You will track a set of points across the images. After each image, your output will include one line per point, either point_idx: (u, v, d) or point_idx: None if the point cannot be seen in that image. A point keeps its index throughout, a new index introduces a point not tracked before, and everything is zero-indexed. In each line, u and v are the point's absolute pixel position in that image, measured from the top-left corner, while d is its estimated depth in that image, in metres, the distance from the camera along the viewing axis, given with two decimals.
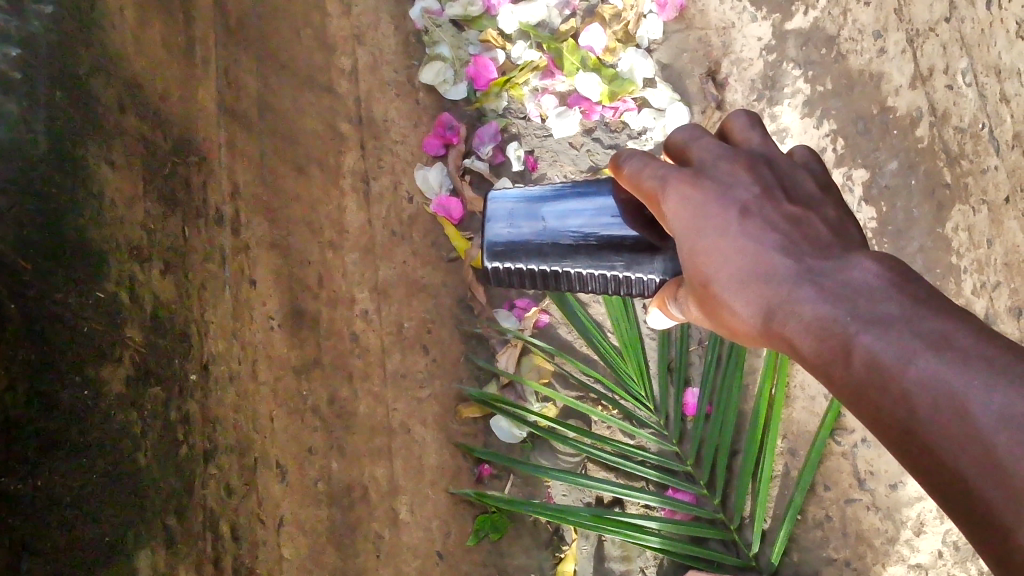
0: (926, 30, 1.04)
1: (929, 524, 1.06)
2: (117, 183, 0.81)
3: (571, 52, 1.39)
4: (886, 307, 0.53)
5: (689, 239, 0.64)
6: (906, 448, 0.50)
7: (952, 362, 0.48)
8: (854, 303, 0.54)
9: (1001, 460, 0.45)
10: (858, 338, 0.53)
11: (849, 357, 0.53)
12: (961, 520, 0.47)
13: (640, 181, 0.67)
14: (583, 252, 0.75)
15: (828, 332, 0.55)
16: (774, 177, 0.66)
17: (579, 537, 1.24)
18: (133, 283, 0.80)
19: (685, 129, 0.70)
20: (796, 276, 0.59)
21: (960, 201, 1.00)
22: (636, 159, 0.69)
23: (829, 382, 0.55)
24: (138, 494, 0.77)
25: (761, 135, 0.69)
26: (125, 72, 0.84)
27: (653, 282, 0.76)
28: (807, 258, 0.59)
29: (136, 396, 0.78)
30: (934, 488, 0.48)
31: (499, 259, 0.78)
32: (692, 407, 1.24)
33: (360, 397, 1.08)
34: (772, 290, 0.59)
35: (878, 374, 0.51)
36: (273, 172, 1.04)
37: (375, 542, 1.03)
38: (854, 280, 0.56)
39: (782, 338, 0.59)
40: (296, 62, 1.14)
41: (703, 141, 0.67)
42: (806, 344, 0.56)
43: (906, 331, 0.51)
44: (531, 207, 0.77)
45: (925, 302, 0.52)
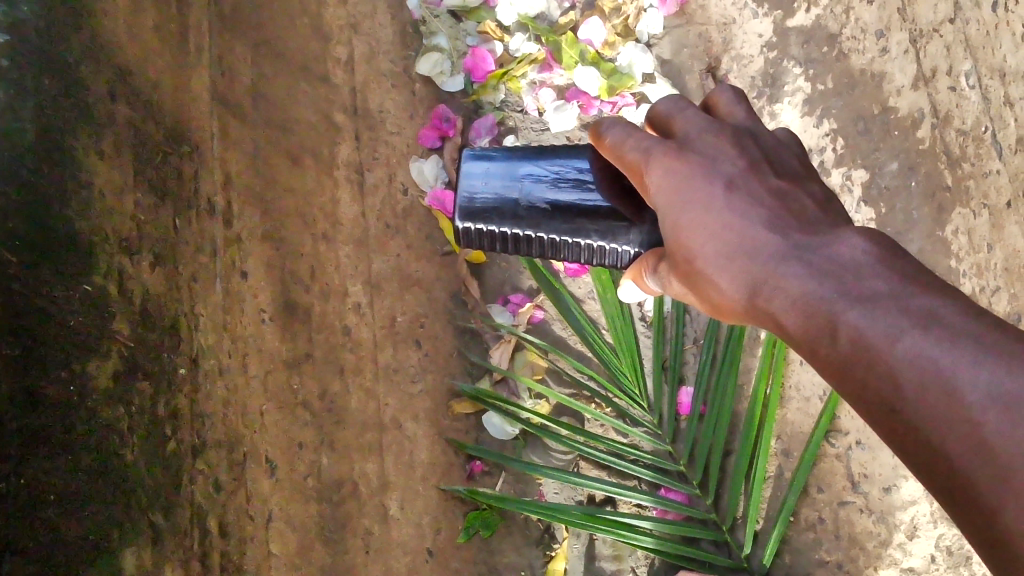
0: (930, 31, 1.02)
1: (923, 528, 1.04)
2: (105, 173, 0.79)
3: (570, 45, 1.37)
4: (874, 283, 0.55)
5: (673, 213, 0.65)
6: (893, 427, 0.52)
7: (940, 339, 0.50)
8: (841, 279, 0.56)
9: (987, 437, 0.47)
10: (844, 315, 0.55)
11: (835, 333, 0.55)
12: (947, 494, 0.49)
13: (624, 152, 0.69)
14: (557, 217, 0.78)
15: (814, 310, 0.56)
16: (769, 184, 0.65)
17: (569, 536, 1.24)
18: (121, 275, 0.79)
19: (670, 100, 0.72)
20: (782, 252, 0.60)
21: (961, 204, 0.99)
22: (619, 129, 0.71)
23: (815, 359, 0.57)
24: (123, 491, 0.75)
25: (746, 110, 0.72)
26: (114, 59, 0.82)
27: (627, 256, 0.78)
28: (792, 234, 0.61)
29: (122, 390, 0.77)
30: (920, 464, 0.50)
31: (472, 218, 0.80)
32: (686, 405, 1.24)
33: (352, 392, 1.07)
34: (758, 266, 0.61)
35: (865, 351, 0.53)
36: (267, 163, 1.02)
37: (365, 539, 1.02)
38: (841, 257, 0.58)
39: (769, 315, 0.60)
40: (292, 50, 1.12)
41: (687, 113, 0.70)
42: (793, 321, 0.58)
43: (894, 307, 0.53)
44: (508, 170, 0.79)
45: (910, 279, 0.54)
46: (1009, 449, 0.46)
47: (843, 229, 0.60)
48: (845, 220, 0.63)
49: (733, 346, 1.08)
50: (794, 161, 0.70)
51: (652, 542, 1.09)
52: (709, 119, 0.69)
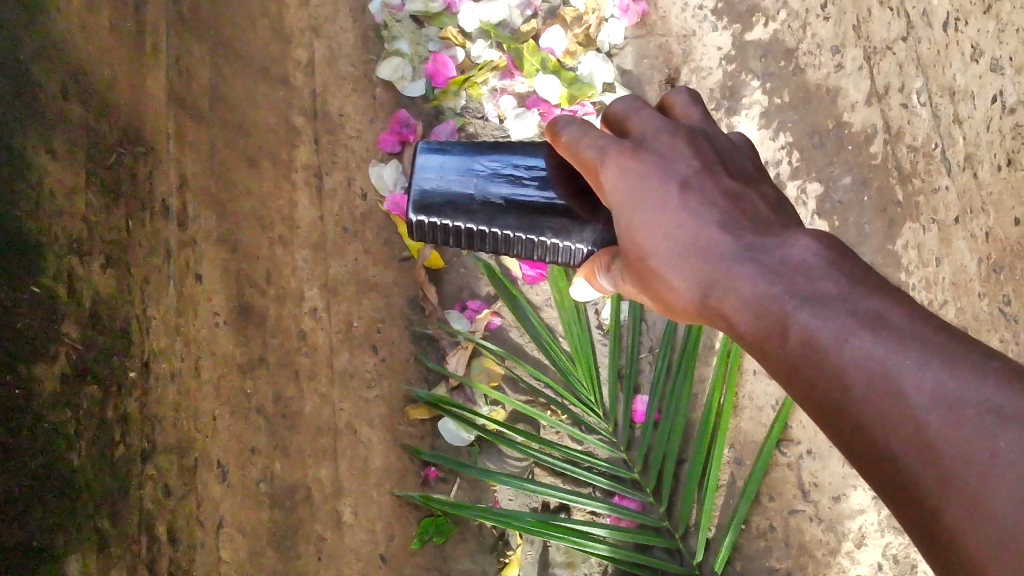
0: (884, 48, 1.04)
1: (870, 536, 1.07)
2: (57, 173, 0.78)
3: (531, 53, 1.38)
4: (824, 286, 0.56)
5: (628, 212, 0.67)
6: (839, 427, 0.53)
7: (887, 341, 0.51)
8: (792, 281, 0.58)
9: (929, 436, 0.48)
10: (794, 316, 0.56)
11: (786, 333, 0.57)
12: (890, 494, 0.50)
13: (579, 150, 0.71)
14: (512, 213, 0.80)
15: (766, 309, 0.58)
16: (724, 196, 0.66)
17: (523, 543, 1.24)
18: (71, 278, 0.78)
19: (626, 99, 0.74)
20: (734, 252, 0.62)
21: (911, 220, 1.01)
22: (576, 127, 0.72)
23: (766, 358, 0.59)
24: (70, 497, 0.76)
25: (701, 112, 0.75)
26: (69, 58, 0.81)
27: (580, 253, 0.81)
28: (744, 234, 0.63)
29: (70, 395, 0.77)
30: (865, 464, 0.51)
31: (427, 211, 0.82)
32: (641, 413, 1.25)
33: (307, 397, 1.06)
34: (710, 266, 0.63)
35: (814, 352, 0.54)
36: (224, 165, 1.01)
37: (316, 545, 1.01)
38: (793, 259, 0.59)
39: (719, 313, 0.63)
40: (252, 52, 1.11)
41: (643, 114, 0.72)
42: (743, 320, 0.60)
43: (843, 309, 0.54)
44: (463, 165, 0.82)
45: (860, 283, 0.56)
46: (950, 447, 0.47)
47: (795, 231, 0.62)
48: (796, 220, 0.66)
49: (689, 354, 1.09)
50: (748, 175, 0.71)
51: (606, 549, 1.09)
52: (664, 120, 0.71)
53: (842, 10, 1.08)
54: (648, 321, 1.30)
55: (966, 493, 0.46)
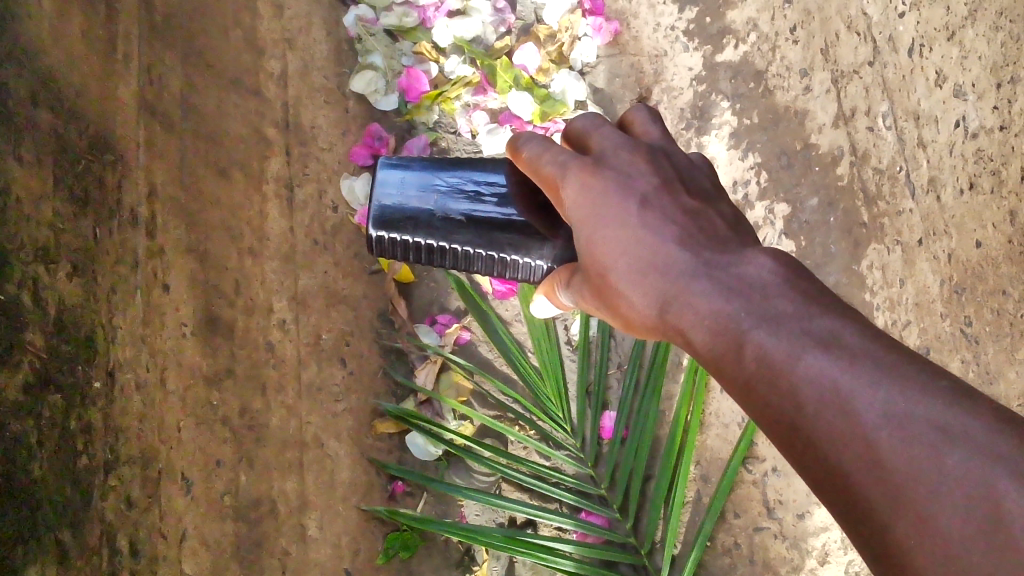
0: (850, 72, 1.05)
1: (834, 554, 1.08)
2: (25, 180, 0.77)
3: (505, 69, 1.39)
4: (779, 304, 0.58)
5: (587, 227, 0.68)
6: (791, 443, 0.54)
7: (840, 360, 0.52)
8: (748, 298, 0.59)
9: (880, 453, 0.49)
10: (750, 333, 0.57)
11: (741, 350, 0.57)
12: (839, 510, 0.51)
13: (540, 166, 0.72)
14: (472, 229, 0.81)
15: (721, 326, 0.59)
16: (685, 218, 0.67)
17: (490, 558, 1.24)
18: (36, 284, 0.77)
19: (588, 116, 0.75)
20: (691, 269, 0.63)
21: (876, 240, 1.02)
22: (537, 143, 0.73)
23: (720, 374, 0.59)
24: (31, 507, 0.73)
25: (660, 130, 0.76)
26: (38, 64, 0.81)
27: (539, 270, 0.82)
28: (701, 251, 0.64)
29: (33, 403, 0.75)
30: (817, 482, 0.52)
31: (387, 227, 0.82)
32: (609, 429, 1.25)
33: (274, 409, 1.05)
34: (667, 281, 0.64)
35: (768, 369, 0.55)
36: (194, 175, 1.01)
37: (281, 559, 1.01)
38: (749, 276, 0.61)
39: (676, 329, 0.63)
40: (225, 62, 1.11)
41: (603, 131, 0.73)
42: (699, 336, 0.61)
43: (797, 328, 0.55)
44: (423, 180, 0.82)
45: (815, 301, 0.57)
46: (900, 465, 0.48)
47: (750, 249, 0.64)
48: (752, 238, 0.68)
49: (656, 372, 1.10)
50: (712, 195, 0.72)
51: (571, 565, 1.09)
52: (625, 137, 0.72)
53: (810, 34, 1.10)
54: (617, 337, 1.31)
55: (916, 511, 0.47)
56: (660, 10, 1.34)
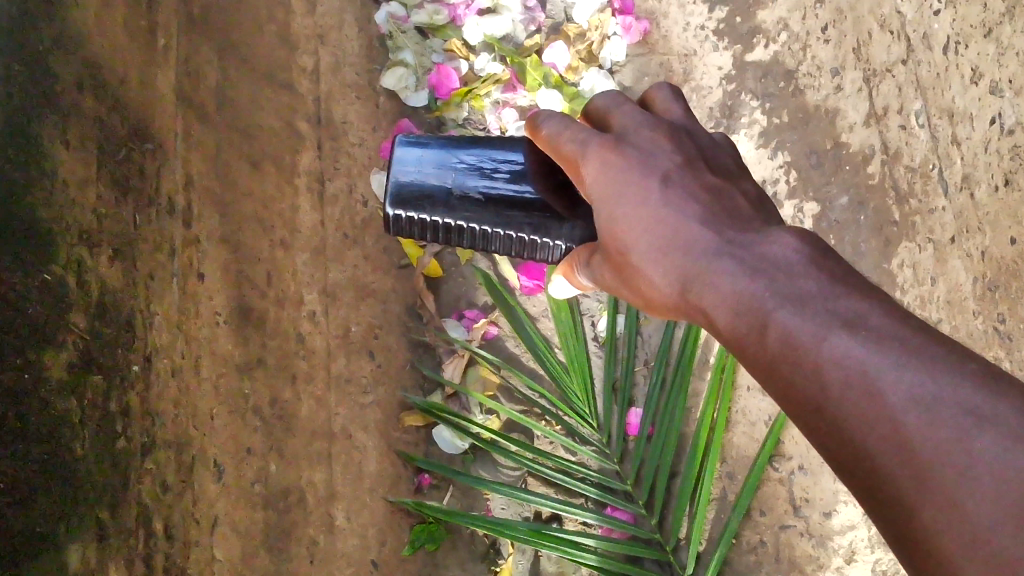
0: (883, 71, 1.05)
1: (860, 552, 1.06)
2: (70, 165, 0.78)
3: (534, 67, 1.41)
4: (804, 284, 0.58)
5: (608, 205, 0.69)
6: (815, 424, 0.54)
7: (866, 341, 0.52)
8: (772, 278, 0.59)
9: (907, 436, 0.49)
10: (774, 314, 0.58)
11: (766, 332, 0.58)
12: (863, 491, 0.51)
13: (560, 144, 0.73)
14: (489, 208, 0.82)
15: (744, 307, 0.60)
16: (716, 203, 0.67)
17: (515, 552, 1.24)
18: (79, 267, 0.78)
19: (609, 95, 0.76)
20: (714, 248, 0.63)
21: (907, 239, 1.02)
22: (557, 121, 0.74)
23: (744, 356, 0.60)
24: (72, 485, 0.74)
25: (682, 109, 0.77)
26: (84, 51, 0.82)
27: (558, 251, 0.83)
28: (725, 230, 0.64)
29: (75, 384, 0.76)
30: (842, 463, 0.53)
31: (405, 205, 0.83)
32: (635, 426, 1.25)
33: (303, 400, 1.06)
34: (690, 261, 0.64)
35: (792, 349, 0.55)
36: (229, 166, 1.02)
37: (309, 548, 1.01)
38: (773, 256, 0.61)
39: (699, 308, 0.64)
40: (259, 55, 1.12)
41: (625, 109, 0.74)
42: (723, 318, 0.62)
43: (822, 309, 0.55)
44: (442, 158, 0.83)
45: (840, 281, 0.57)
46: (926, 448, 0.48)
47: (773, 227, 0.64)
48: (776, 218, 0.67)
49: (682, 370, 1.10)
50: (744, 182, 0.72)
51: (595, 560, 1.09)
52: (646, 114, 0.73)
53: (842, 33, 1.10)
54: (643, 334, 1.31)
55: (942, 493, 0.47)
56: (690, 9, 1.34)
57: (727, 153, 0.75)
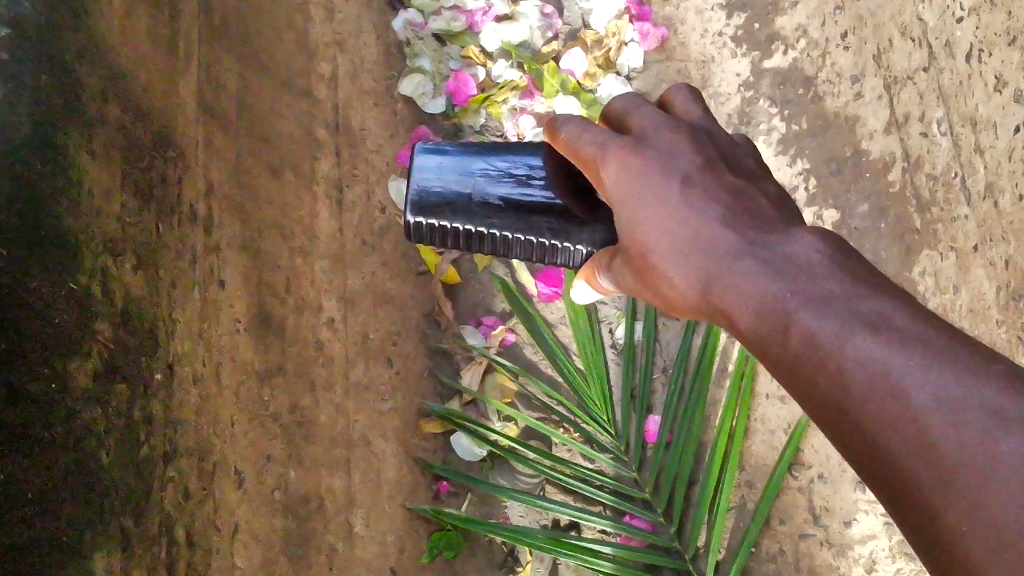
0: (904, 78, 1.05)
1: (881, 562, 1.07)
2: (95, 174, 0.79)
3: (552, 73, 1.40)
4: (827, 285, 0.57)
5: (629, 208, 0.68)
6: (838, 425, 0.54)
7: (890, 342, 0.52)
8: (795, 280, 0.59)
9: (931, 438, 0.49)
10: (797, 315, 0.57)
11: (788, 334, 0.58)
12: (887, 493, 0.51)
13: (579, 146, 0.72)
14: (511, 213, 0.81)
15: (767, 309, 0.60)
16: (737, 207, 0.67)
17: (533, 559, 1.24)
18: (104, 276, 0.78)
19: (628, 98, 0.76)
20: (736, 249, 0.63)
21: (929, 247, 1.02)
22: (576, 125, 0.74)
23: (766, 357, 0.60)
24: (97, 494, 0.75)
25: (701, 110, 0.76)
26: (108, 61, 0.82)
27: (579, 254, 0.82)
28: (747, 232, 0.64)
29: (101, 392, 0.76)
30: (866, 466, 0.52)
31: (426, 212, 0.83)
32: (654, 433, 1.24)
33: (322, 407, 1.06)
34: (712, 262, 0.64)
35: (816, 350, 0.55)
36: (249, 174, 1.02)
37: (328, 555, 1.02)
38: (797, 258, 0.61)
39: (720, 310, 0.64)
40: (278, 63, 1.12)
41: (643, 110, 0.74)
42: (746, 319, 0.62)
43: (845, 310, 0.55)
44: (461, 165, 0.83)
45: (864, 284, 0.57)
46: (950, 450, 0.48)
47: (797, 229, 0.64)
48: (797, 220, 0.67)
49: (701, 377, 1.10)
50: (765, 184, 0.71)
51: (612, 567, 1.09)
52: (664, 115, 0.73)
53: (863, 40, 1.10)
54: (662, 340, 1.30)
55: (967, 495, 0.47)
56: (708, 16, 1.34)
57: (747, 154, 0.74)
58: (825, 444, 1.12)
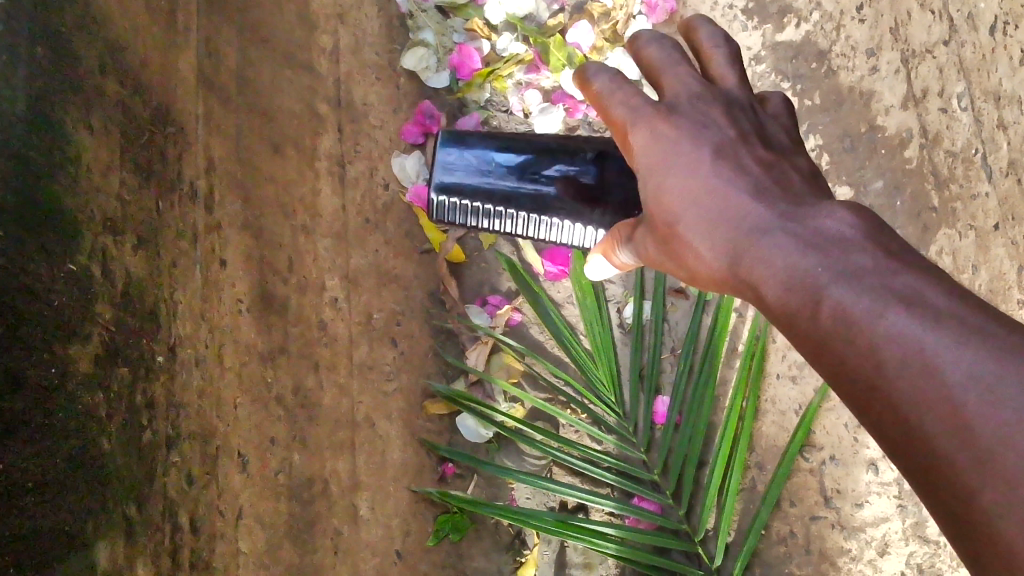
0: (922, 52, 1.02)
1: (894, 544, 1.04)
2: (94, 150, 0.76)
3: (558, 47, 1.36)
4: (860, 260, 0.55)
5: (656, 175, 0.66)
6: (869, 403, 0.52)
7: (923, 318, 0.49)
8: (825, 253, 0.57)
9: (966, 415, 0.46)
10: (827, 290, 0.55)
11: (819, 306, 0.55)
12: (919, 471, 0.49)
13: (609, 104, 0.69)
14: (524, 194, 0.80)
15: (796, 282, 0.57)
16: (769, 178, 0.64)
17: (540, 542, 1.21)
18: (104, 257, 0.75)
19: (663, 47, 0.72)
20: (766, 223, 0.61)
21: (946, 225, 0.99)
22: (607, 77, 0.70)
23: (794, 332, 0.58)
24: (100, 481, 0.72)
25: (737, 73, 0.72)
26: (106, 32, 0.79)
27: (593, 237, 0.80)
28: (778, 204, 0.62)
29: (102, 376, 0.74)
30: (896, 444, 0.50)
31: (445, 191, 0.82)
32: (662, 414, 1.23)
33: (326, 388, 1.04)
34: (741, 235, 0.62)
35: (846, 325, 0.53)
36: (249, 150, 1.00)
37: (333, 539, 1.00)
38: (827, 231, 0.58)
39: (747, 282, 0.62)
40: (278, 36, 1.10)
41: (677, 71, 0.70)
42: (774, 292, 0.59)
43: (877, 286, 0.53)
44: (479, 145, 0.81)
45: (896, 258, 0.55)
46: (987, 430, 0.46)
47: (828, 204, 0.61)
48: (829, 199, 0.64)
49: (711, 358, 1.07)
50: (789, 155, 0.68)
51: (617, 550, 1.06)
52: (699, 80, 0.69)
53: (879, 13, 1.07)
54: (670, 322, 1.29)
55: (1004, 477, 0.44)
56: None
57: (780, 127, 0.71)
58: (836, 426, 1.09)
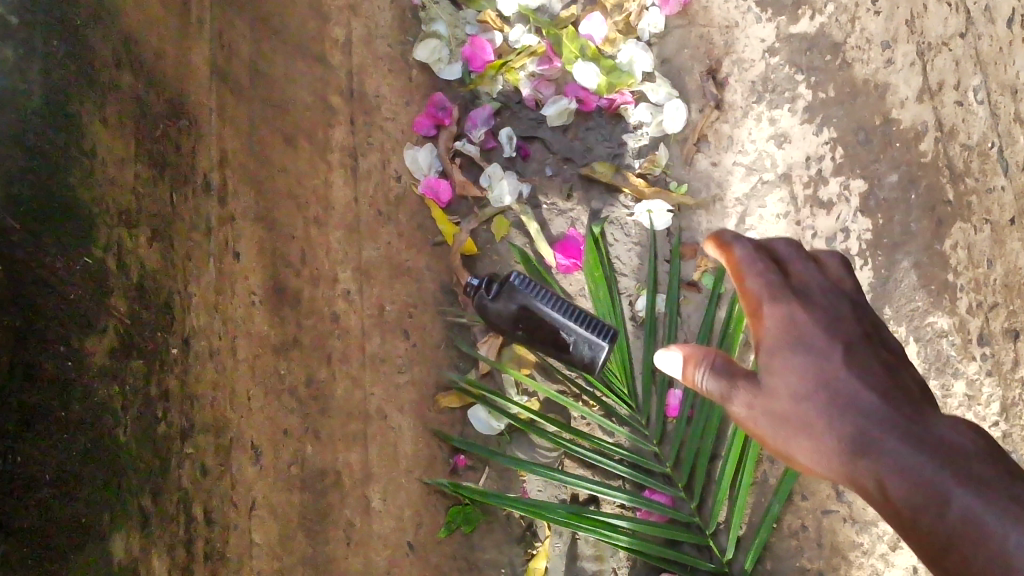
0: (938, 44, 1.02)
1: (905, 538, 1.04)
2: (107, 143, 0.76)
3: (571, 39, 1.34)
4: (982, 472, 0.59)
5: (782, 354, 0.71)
6: None
7: None
8: (954, 461, 0.60)
9: None
10: (951, 497, 0.58)
11: (945, 509, 0.58)
12: None
13: (747, 268, 0.75)
14: None
15: (921, 479, 0.60)
16: (885, 376, 0.69)
17: (552, 534, 1.21)
18: (120, 249, 0.76)
19: (788, 248, 0.79)
20: (893, 424, 0.65)
21: (962, 219, 0.99)
22: (748, 244, 0.76)
23: (908, 528, 0.61)
24: (117, 473, 0.73)
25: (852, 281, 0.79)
26: (121, 25, 0.80)
27: None
28: (901, 410, 0.66)
29: (118, 368, 0.74)
30: None
31: None
32: (675, 407, 1.23)
33: (339, 380, 1.05)
34: (865, 433, 0.66)
35: (975, 531, 0.56)
36: (262, 142, 1.00)
37: (346, 530, 1.00)
38: (951, 443, 0.62)
39: (862, 489, 0.65)
40: (289, 28, 1.09)
41: (804, 268, 0.77)
42: (893, 484, 0.62)
43: (1005, 504, 0.56)
44: None
45: (1020, 480, 0.59)
46: None
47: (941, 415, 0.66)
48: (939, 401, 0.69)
49: (727, 351, 1.07)
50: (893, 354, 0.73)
51: (630, 542, 1.06)
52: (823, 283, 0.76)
53: (895, 5, 1.05)
54: (683, 315, 1.27)
55: None
56: None
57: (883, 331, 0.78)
58: None
